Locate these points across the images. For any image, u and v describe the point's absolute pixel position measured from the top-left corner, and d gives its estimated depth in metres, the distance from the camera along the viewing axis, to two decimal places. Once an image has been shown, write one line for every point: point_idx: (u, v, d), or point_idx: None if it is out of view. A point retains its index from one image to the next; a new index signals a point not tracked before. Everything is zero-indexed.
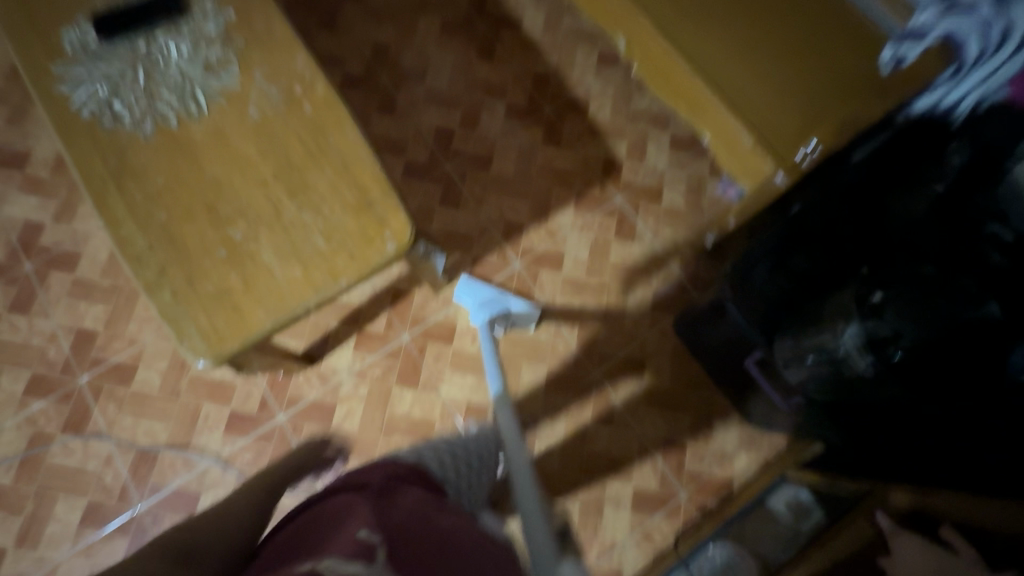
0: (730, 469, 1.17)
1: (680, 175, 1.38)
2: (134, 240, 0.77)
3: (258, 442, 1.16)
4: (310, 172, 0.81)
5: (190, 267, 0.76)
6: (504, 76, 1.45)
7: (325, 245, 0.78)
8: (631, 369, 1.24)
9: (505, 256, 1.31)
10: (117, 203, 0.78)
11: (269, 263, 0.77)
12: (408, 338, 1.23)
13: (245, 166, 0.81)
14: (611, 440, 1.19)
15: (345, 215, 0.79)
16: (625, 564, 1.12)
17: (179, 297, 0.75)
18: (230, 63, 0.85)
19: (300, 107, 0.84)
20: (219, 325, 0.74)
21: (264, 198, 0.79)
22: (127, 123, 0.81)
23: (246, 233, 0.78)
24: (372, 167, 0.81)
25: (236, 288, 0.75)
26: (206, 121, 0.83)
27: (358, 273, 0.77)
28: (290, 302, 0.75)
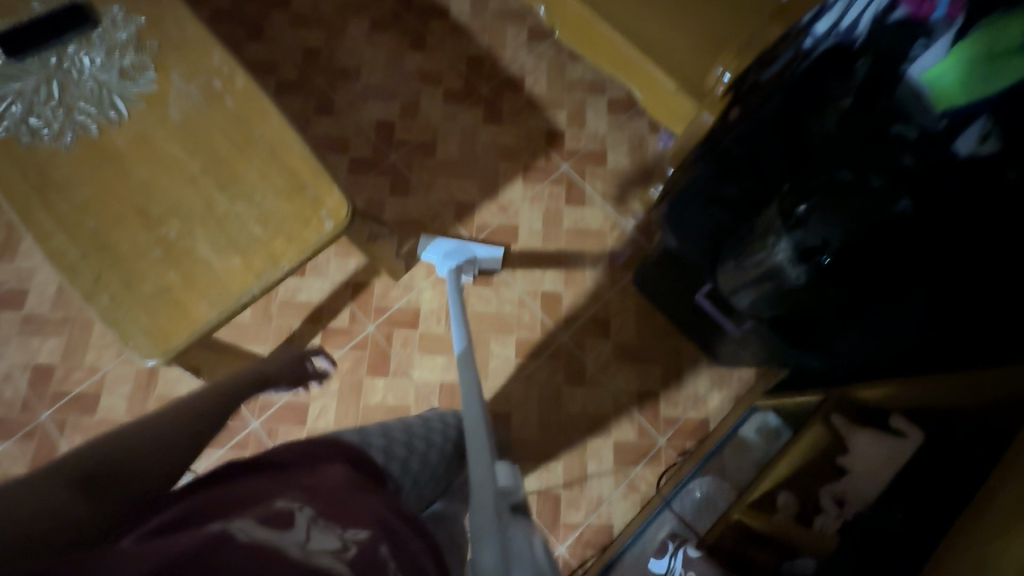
0: (704, 410, 1.20)
1: (621, 136, 1.42)
2: (66, 250, 0.76)
3: (234, 451, 1.15)
4: (240, 163, 0.81)
5: (126, 270, 0.75)
6: (438, 63, 1.47)
7: (263, 232, 0.78)
8: (597, 328, 1.26)
9: (461, 236, 1.32)
10: (44, 217, 0.77)
11: (206, 257, 0.76)
12: (374, 328, 1.24)
13: (173, 166, 0.81)
14: (586, 399, 1.21)
15: (278, 200, 0.79)
16: (614, 517, 1.14)
17: (118, 301, 0.74)
18: (146, 67, 0.85)
19: (222, 102, 0.84)
20: (162, 323, 0.73)
21: (195, 194, 0.80)
22: (46, 137, 0.81)
23: (180, 230, 0.78)
24: (302, 150, 0.82)
25: (176, 285, 0.75)
26: (128, 126, 0.82)
27: (298, 254, 0.77)
28: (233, 292, 0.75)
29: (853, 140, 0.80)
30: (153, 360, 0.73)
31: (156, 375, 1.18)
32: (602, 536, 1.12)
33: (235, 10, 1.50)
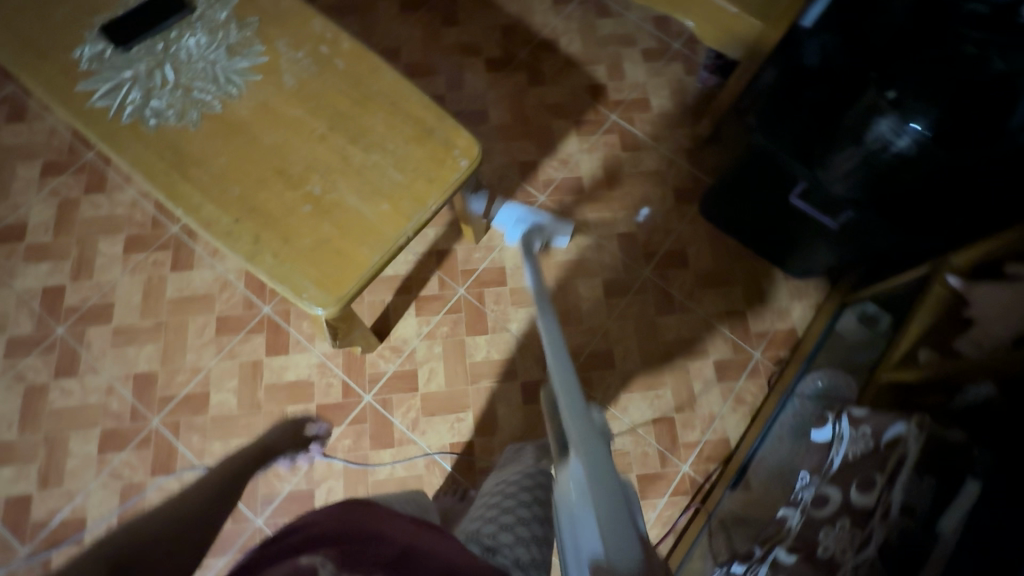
0: (790, 320, 1.26)
1: (660, 81, 1.47)
2: (218, 218, 0.77)
3: (355, 426, 1.16)
4: (364, 117, 0.84)
5: (280, 228, 0.77)
6: (472, 35, 1.51)
7: (402, 176, 0.81)
8: (675, 260, 1.31)
9: (529, 193, 1.36)
10: (188, 189, 0.78)
11: (356, 206, 0.79)
12: (464, 290, 1.26)
13: (300, 127, 0.83)
14: (680, 326, 1.26)
15: (409, 146, 0.82)
16: (729, 430, 1.18)
17: (281, 258, 0.76)
18: (252, 41, 0.87)
19: (333, 64, 0.86)
20: (330, 272, 0.76)
21: (328, 150, 0.82)
22: (171, 118, 0.82)
23: (323, 186, 0.80)
24: (420, 98, 0.85)
25: (333, 236, 0.77)
26: (248, 97, 0.84)
27: (442, 193, 0.81)
28: (390, 234, 0.78)
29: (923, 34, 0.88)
30: (328, 307, 0.75)
31: (260, 365, 1.19)
32: (721, 449, 1.17)
33: None
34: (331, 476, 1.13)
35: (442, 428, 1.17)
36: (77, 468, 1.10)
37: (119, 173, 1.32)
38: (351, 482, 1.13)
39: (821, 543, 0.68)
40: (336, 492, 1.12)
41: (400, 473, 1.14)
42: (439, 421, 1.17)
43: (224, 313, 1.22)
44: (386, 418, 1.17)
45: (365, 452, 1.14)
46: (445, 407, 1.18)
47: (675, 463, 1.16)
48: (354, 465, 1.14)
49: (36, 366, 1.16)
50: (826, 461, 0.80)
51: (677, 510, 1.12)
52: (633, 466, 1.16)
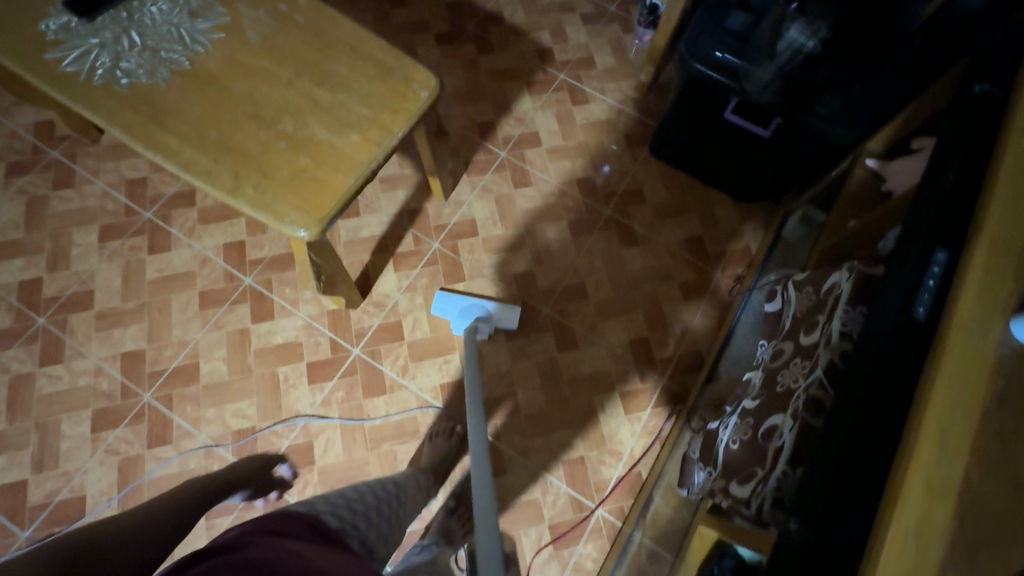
0: (743, 240, 1.36)
1: (601, 41, 1.58)
2: (198, 159, 0.82)
3: (346, 378, 1.20)
4: (326, 62, 0.90)
5: (258, 163, 0.82)
6: (421, 14, 1.59)
7: (369, 109, 0.87)
8: (633, 197, 1.40)
9: (490, 151, 1.43)
10: (166, 136, 0.83)
11: (327, 138, 0.85)
12: (438, 244, 1.32)
13: (268, 75, 0.88)
14: (644, 256, 1.35)
15: (373, 83, 0.89)
16: (699, 342, 1.27)
17: (261, 189, 0.81)
18: (213, 5, 0.93)
19: (293, 20, 0.93)
20: (309, 197, 0.81)
21: (297, 93, 0.88)
22: (143, 76, 0.87)
23: (295, 124, 0.86)
24: (379, 43, 0.92)
25: (309, 165, 0.83)
26: (215, 53, 0.89)
27: (406, 121, 0.87)
28: (362, 161, 0.84)
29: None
30: (309, 229, 0.80)
31: (247, 332, 1.22)
32: (693, 360, 1.25)
33: None
34: (327, 428, 1.16)
35: (433, 372, 1.22)
36: (72, 449, 1.11)
37: (87, 168, 1.34)
38: (348, 431, 1.16)
39: (780, 382, 0.77)
40: (335, 443, 1.15)
41: (395, 418, 1.18)
42: (428, 364, 1.22)
43: (207, 288, 1.25)
44: (376, 368, 1.21)
45: (358, 402, 1.18)
46: (431, 352, 1.23)
47: (653, 378, 1.23)
48: (350, 415, 1.17)
49: (20, 357, 1.17)
50: (779, 324, 0.88)
51: (661, 419, 1.20)
52: (615, 385, 1.22)
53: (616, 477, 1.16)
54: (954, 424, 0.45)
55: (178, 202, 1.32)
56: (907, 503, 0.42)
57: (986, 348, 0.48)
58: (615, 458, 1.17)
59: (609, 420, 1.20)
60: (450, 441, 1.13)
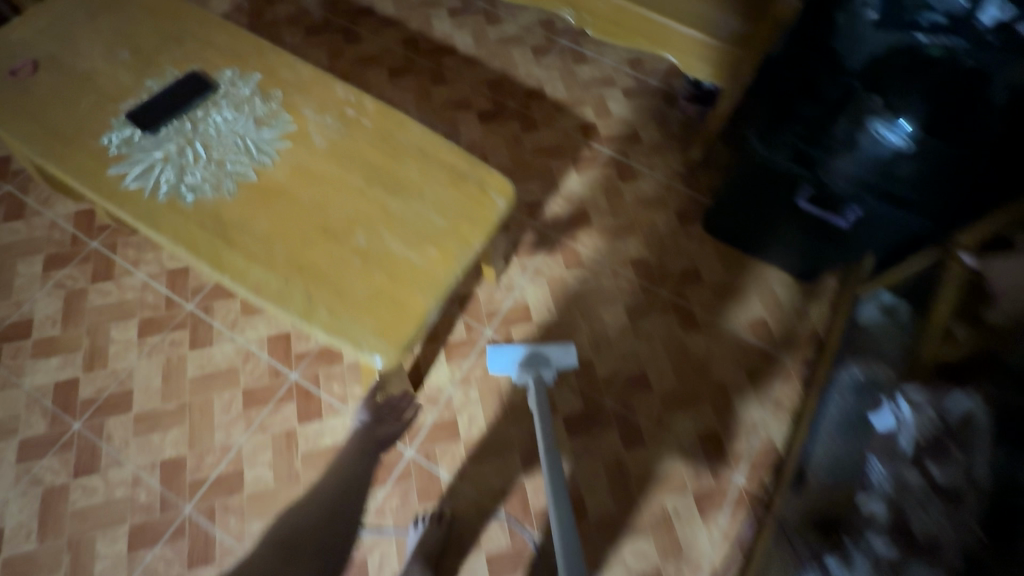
0: (809, 320, 1.30)
1: (645, 114, 1.57)
2: (268, 280, 0.77)
3: (400, 484, 1.12)
4: (398, 169, 0.86)
5: (332, 283, 0.78)
6: (462, 91, 1.59)
7: (444, 220, 0.83)
8: (690, 277, 1.35)
9: (540, 230, 1.40)
10: (233, 256, 0.78)
11: (403, 253, 0.80)
12: (492, 331, 1.27)
13: (339, 185, 0.85)
14: (708, 340, 1.29)
15: (447, 190, 0.85)
16: (774, 435, 1.18)
17: (335, 312, 0.76)
18: (279, 112, 0.90)
19: (360, 124, 0.90)
20: (388, 320, 0.76)
21: (370, 203, 0.84)
22: (209, 191, 0.83)
23: (368, 238, 0.81)
24: (451, 147, 0.89)
25: (386, 284, 0.78)
26: (282, 162, 0.86)
27: (485, 230, 0.83)
28: (440, 277, 0.79)
29: (881, 31, 1.03)
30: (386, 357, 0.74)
31: (294, 435, 1.14)
32: (771, 456, 1.16)
33: None
34: (381, 541, 1.07)
35: (493, 474, 1.14)
36: (106, 572, 1.03)
37: (128, 258, 1.30)
38: (403, 545, 1.07)
39: (917, 524, 0.71)
40: (390, 557, 1.06)
41: (453, 529, 1.09)
42: (487, 466, 1.14)
43: (251, 385, 1.18)
44: (431, 471, 1.13)
45: (413, 511, 1.10)
46: (490, 451, 1.15)
47: (728, 476, 1.15)
48: (405, 526, 1.09)
49: (53, 468, 1.10)
50: (895, 443, 0.80)
51: (741, 524, 1.10)
52: (688, 485, 1.14)
53: None
54: None
55: (220, 292, 1.28)
56: None
57: None
58: (693, 570, 1.07)
59: (684, 526, 1.11)
60: (436, 528, 1.05)
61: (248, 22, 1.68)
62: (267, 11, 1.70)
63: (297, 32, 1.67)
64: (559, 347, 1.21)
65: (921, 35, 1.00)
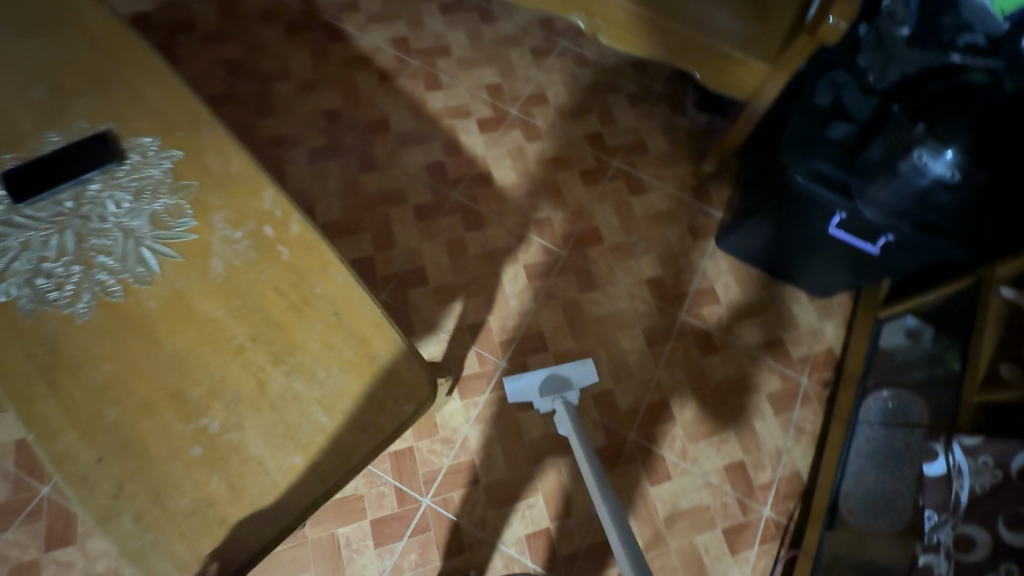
0: (825, 340, 1.28)
1: (651, 122, 1.50)
2: (78, 454, 0.60)
3: (418, 537, 1.04)
4: (298, 329, 0.68)
5: (157, 479, 0.59)
6: (459, 97, 1.48)
7: (328, 419, 0.64)
8: (706, 298, 1.30)
9: (550, 249, 1.32)
10: (52, 409, 0.61)
11: (259, 455, 0.62)
12: (506, 362, 1.19)
13: (215, 333, 0.67)
14: (727, 364, 1.24)
15: (345, 376, 0.66)
16: (797, 462, 1.17)
17: (144, 522, 0.58)
18: (185, 210, 0.72)
19: (274, 252, 0.71)
20: (202, 552, 0.58)
21: (244, 369, 0.65)
22: (56, 303, 0.66)
23: (224, 419, 0.63)
24: (372, 311, 0.69)
25: (220, 498, 0.60)
26: (162, 284, 0.68)
27: (379, 433, 0.64)
28: (293, 504, 0.60)
29: (916, 49, 0.99)
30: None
31: None
32: (795, 485, 1.15)
33: (236, 95, 1.43)
34: None
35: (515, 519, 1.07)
36: None
37: None
38: None
39: None
40: None
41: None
42: (509, 513, 1.07)
43: None
44: (450, 522, 1.06)
45: (433, 566, 1.03)
46: (511, 495, 1.08)
47: (756, 508, 1.12)
48: None
49: (19, 541, 0.97)
50: (953, 496, 0.77)
51: (770, 559, 1.08)
52: (716, 521, 1.10)
53: None
54: None
55: None
56: None
57: None
58: None
59: (714, 562, 1.08)
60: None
61: (218, 17, 1.51)
62: (239, 4, 1.53)
63: (273, 28, 1.52)
64: (576, 366, 1.19)
65: (957, 55, 0.96)
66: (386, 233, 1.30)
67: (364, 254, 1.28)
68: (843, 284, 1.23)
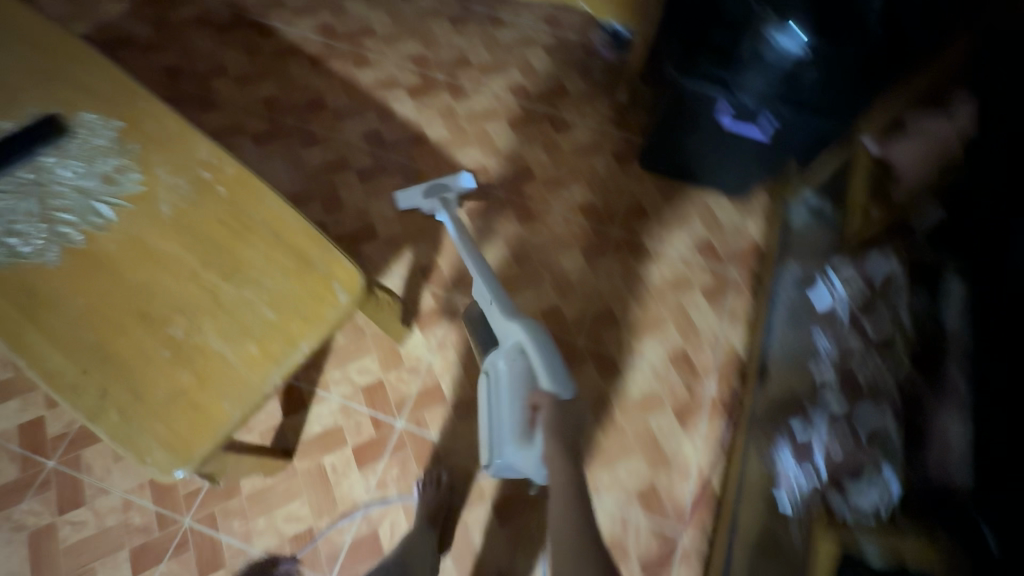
0: (749, 235, 1.39)
1: (568, 67, 1.61)
2: (63, 368, 0.70)
3: (397, 455, 1.14)
4: (240, 249, 0.78)
5: (134, 378, 0.70)
6: (388, 70, 1.59)
7: (276, 315, 0.75)
8: (636, 214, 1.42)
9: (487, 192, 1.43)
10: (36, 338, 0.72)
11: (220, 350, 0.72)
12: (459, 295, 1.30)
13: (170, 262, 0.77)
14: (661, 268, 1.36)
15: (287, 280, 0.77)
16: (734, 342, 1.28)
17: (129, 413, 0.69)
18: (129, 167, 0.83)
19: (214, 191, 0.81)
20: (181, 430, 0.68)
21: (198, 286, 0.76)
22: (30, 254, 0.77)
23: (187, 326, 0.73)
24: (304, 227, 0.80)
25: (190, 387, 0.70)
26: (118, 229, 0.79)
27: (321, 325, 0.75)
28: (254, 383, 0.71)
29: None
30: (179, 472, 0.67)
31: (283, 429, 1.15)
32: (735, 361, 1.26)
33: (178, 96, 1.52)
34: (388, 512, 1.10)
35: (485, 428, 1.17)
36: None
37: None
38: (411, 510, 1.10)
39: (861, 376, 0.77)
40: (398, 525, 1.09)
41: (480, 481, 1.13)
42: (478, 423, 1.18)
43: None
44: (424, 438, 1.16)
45: (414, 477, 1.13)
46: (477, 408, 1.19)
47: (700, 387, 1.23)
48: (409, 492, 1.12)
49: (35, 510, 1.06)
50: (835, 317, 0.89)
51: (719, 427, 1.19)
52: (666, 402, 1.22)
53: (691, 495, 1.14)
54: None
55: None
56: None
57: None
58: (684, 476, 1.15)
59: (668, 438, 1.19)
60: (438, 491, 1.08)
61: (152, 30, 1.61)
62: (170, 16, 1.63)
63: (206, 33, 1.62)
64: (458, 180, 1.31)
65: None
66: (335, 199, 1.41)
67: (318, 220, 1.38)
68: (754, 182, 1.36)
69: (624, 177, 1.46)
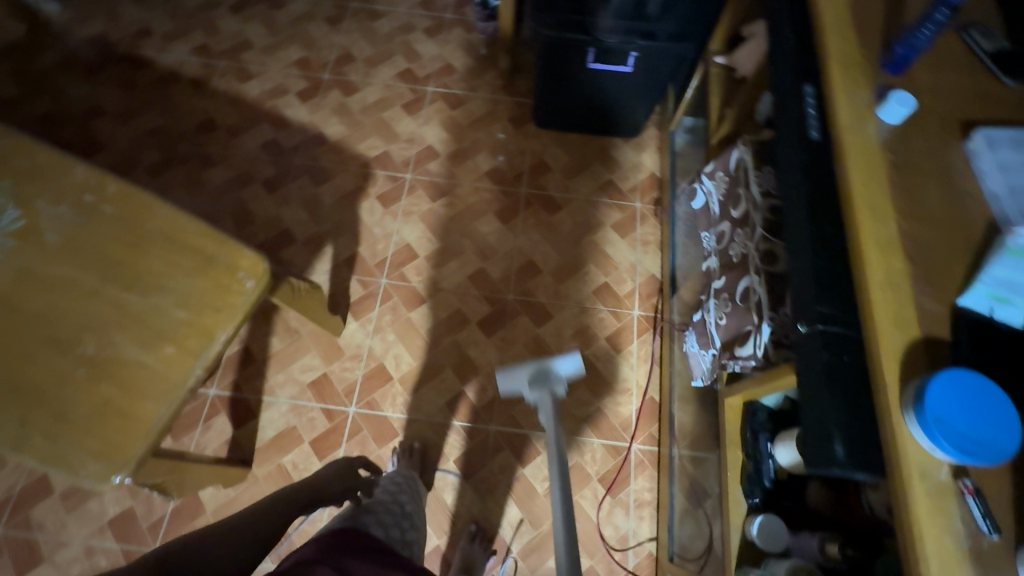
0: (645, 168, 1.49)
1: (450, 47, 1.66)
2: None
3: (355, 439, 1.17)
4: (138, 260, 0.79)
5: (53, 401, 0.71)
6: (273, 79, 1.59)
7: (187, 313, 0.77)
8: (540, 170, 1.49)
9: (395, 176, 1.46)
10: None
11: (136, 357, 0.74)
12: (386, 278, 1.33)
13: (67, 286, 0.77)
14: (573, 214, 1.44)
15: (191, 279, 0.79)
16: (649, 267, 1.38)
17: (54, 434, 0.70)
18: (4, 206, 0.81)
19: (99, 211, 0.82)
20: (112, 438, 0.70)
21: (102, 303, 0.77)
22: None
23: (98, 343, 0.75)
24: (199, 227, 0.82)
25: (114, 397, 0.72)
26: (5, 267, 0.78)
27: (232, 313, 0.78)
28: (177, 379, 0.74)
29: None
30: (118, 477, 0.69)
31: (237, 441, 1.16)
32: (652, 283, 1.36)
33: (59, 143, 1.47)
34: None
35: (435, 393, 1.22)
36: None
37: None
38: None
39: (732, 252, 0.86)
40: None
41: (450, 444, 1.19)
42: (427, 392, 1.23)
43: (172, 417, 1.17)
44: (379, 417, 1.20)
45: (375, 455, 1.17)
46: (424, 378, 1.23)
47: (626, 312, 1.33)
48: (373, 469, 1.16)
49: None
50: (710, 212, 0.99)
51: (649, 344, 1.29)
52: (598, 333, 1.30)
53: (635, 410, 1.23)
54: (872, 187, 0.52)
55: None
56: (874, 268, 0.49)
57: (869, 135, 0.55)
58: (626, 395, 1.24)
59: (606, 364, 1.27)
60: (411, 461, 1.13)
61: (15, 82, 1.54)
62: (32, 65, 1.57)
63: (74, 74, 1.57)
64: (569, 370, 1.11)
65: None
66: (244, 213, 1.41)
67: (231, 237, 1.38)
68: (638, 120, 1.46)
69: (523, 138, 1.53)
